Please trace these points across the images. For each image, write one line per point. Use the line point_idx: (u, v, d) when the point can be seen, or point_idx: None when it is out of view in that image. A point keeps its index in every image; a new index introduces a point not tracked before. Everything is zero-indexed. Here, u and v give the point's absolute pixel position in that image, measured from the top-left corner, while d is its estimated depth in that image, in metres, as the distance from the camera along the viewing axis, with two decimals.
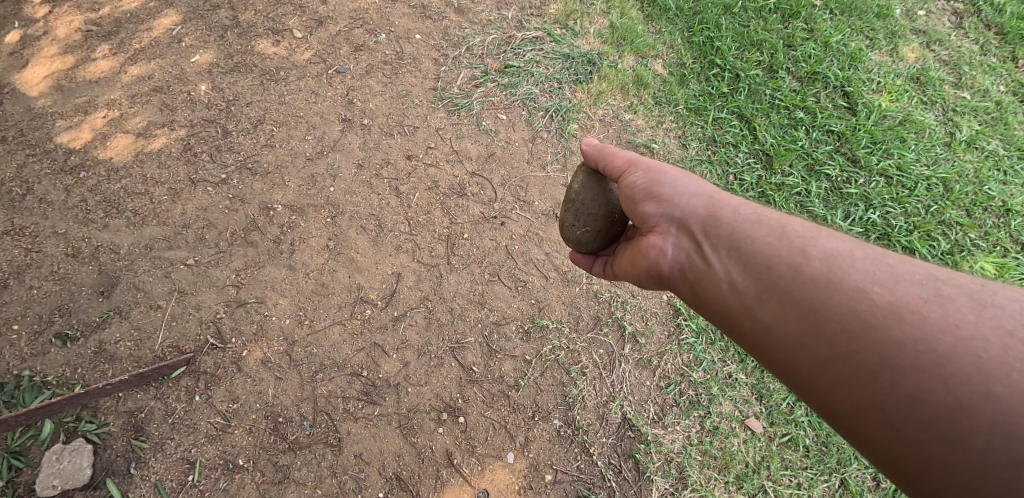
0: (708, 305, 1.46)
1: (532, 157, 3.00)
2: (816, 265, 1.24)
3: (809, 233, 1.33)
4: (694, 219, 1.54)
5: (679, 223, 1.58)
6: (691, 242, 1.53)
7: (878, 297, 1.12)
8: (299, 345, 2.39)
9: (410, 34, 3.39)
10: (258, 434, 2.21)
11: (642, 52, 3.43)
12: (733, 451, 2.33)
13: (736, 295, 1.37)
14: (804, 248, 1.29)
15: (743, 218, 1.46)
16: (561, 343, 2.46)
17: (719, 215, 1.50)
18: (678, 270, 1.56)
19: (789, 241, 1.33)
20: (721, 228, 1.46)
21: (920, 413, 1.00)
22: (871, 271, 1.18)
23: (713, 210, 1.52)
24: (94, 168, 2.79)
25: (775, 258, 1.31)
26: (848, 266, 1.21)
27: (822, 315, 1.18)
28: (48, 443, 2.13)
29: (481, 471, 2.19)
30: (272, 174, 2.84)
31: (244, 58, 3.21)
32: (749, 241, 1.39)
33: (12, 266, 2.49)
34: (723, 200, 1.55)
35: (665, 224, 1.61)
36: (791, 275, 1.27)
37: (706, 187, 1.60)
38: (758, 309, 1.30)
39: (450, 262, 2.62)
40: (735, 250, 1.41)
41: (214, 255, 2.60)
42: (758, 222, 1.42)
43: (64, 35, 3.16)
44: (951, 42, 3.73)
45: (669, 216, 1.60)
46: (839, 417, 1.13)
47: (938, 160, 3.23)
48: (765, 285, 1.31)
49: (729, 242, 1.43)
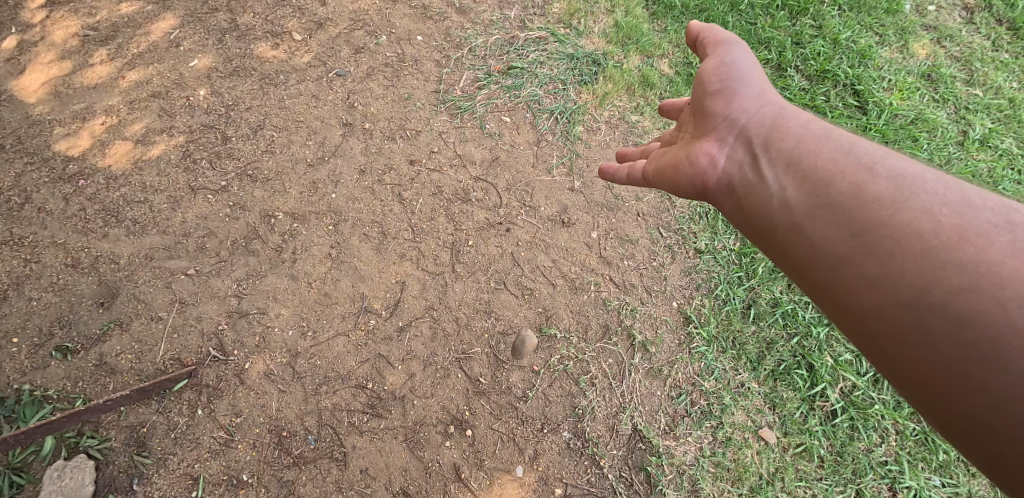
0: (754, 220, 1.42)
1: (537, 161, 2.93)
2: (881, 182, 1.20)
3: (877, 154, 1.29)
4: (757, 133, 1.49)
5: (739, 134, 1.54)
6: (748, 155, 1.48)
7: (946, 220, 1.09)
8: (303, 357, 2.35)
9: (411, 36, 3.33)
10: (263, 449, 2.17)
11: (648, 52, 3.36)
12: (746, 462, 2.30)
13: (787, 210, 1.32)
14: (871, 167, 1.25)
15: (809, 134, 1.42)
16: (570, 353, 2.40)
17: (783, 134, 1.45)
18: (726, 184, 1.51)
19: (854, 160, 1.28)
20: (784, 146, 1.42)
21: (967, 332, 0.97)
22: (938, 192, 1.14)
23: (779, 128, 1.48)
24: (93, 176, 2.74)
25: (838, 175, 1.27)
26: (916, 187, 1.17)
27: (880, 233, 1.13)
28: (50, 459, 2.09)
29: (489, 485, 2.15)
30: (272, 181, 2.79)
31: (243, 62, 3.16)
32: (813, 157, 1.35)
33: (11, 277, 2.45)
34: (789, 118, 1.51)
35: (725, 135, 1.56)
36: (852, 189, 1.23)
37: (775, 106, 1.55)
38: (810, 226, 1.26)
39: (455, 270, 2.57)
40: (795, 168, 1.36)
41: (215, 265, 2.55)
42: (822, 141, 1.38)
43: (61, 41, 3.11)
44: (962, 38, 3.66)
45: (733, 127, 1.56)
46: (875, 336, 1.10)
47: (951, 160, 3.17)
48: (821, 201, 1.26)
49: (790, 160, 1.38)
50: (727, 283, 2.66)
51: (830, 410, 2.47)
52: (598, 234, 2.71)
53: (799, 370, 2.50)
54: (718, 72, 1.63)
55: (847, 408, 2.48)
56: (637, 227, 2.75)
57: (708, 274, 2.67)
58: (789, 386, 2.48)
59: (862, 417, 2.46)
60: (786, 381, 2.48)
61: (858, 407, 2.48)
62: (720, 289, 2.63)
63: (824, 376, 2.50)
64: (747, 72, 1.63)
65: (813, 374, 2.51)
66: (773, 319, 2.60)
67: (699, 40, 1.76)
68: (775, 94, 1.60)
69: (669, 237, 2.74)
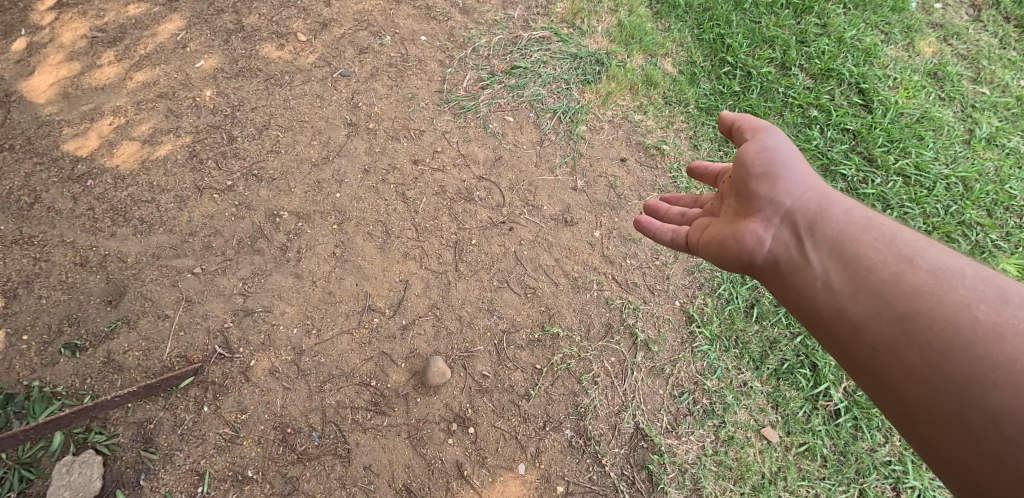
0: (797, 300, 1.47)
1: (540, 160, 2.94)
2: (921, 275, 1.27)
3: (917, 245, 1.34)
4: (802, 216, 1.54)
5: (785, 215, 1.58)
6: (793, 237, 1.53)
7: (984, 315, 1.15)
8: (307, 355, 2.37)
9: (415, 36, 3.35)
10: (267, 445, 2.19)
11: (651, 51, 3.37)
12: (749, 461, 2.30)
13: (830, 294, 1.38)
14: (911, 259, 1.31)
15: (851, 223, 1.47)
16: (572, 352, 2.41)
17: (827, 219, 1.50)
18: (771, 263, 1.56)
19: (896, 250, 1.34)
20: (827, 232, 1.47)
21: (1005, 429, 1.04)
22: (973, 286, 1.20)
23: (823, 213, 1.52)
24: (101, 176, 2.78)
25: (879, 265, 1.33)
26: (954, 280, 1.23)
27: (922, 323, 1.20)
28: (59, 454, 2.13)
29: (492, 482, 2.16)
30: (277, 180, 2.81)
31: (249, 62, 3.18)
32: (855, 245, 1.41)
33: (22, 276, 2.50)
34: (832, 203, 1.56)
35: (770, 214, 1.60)
36: (892, 279, 1.29)
37: (818, 188, 1.60)
38: (851, 310, 1.32)
39: (458, 269, 2.58)
40: (838, 254, 1.42)
41: (221, 264, 2.58)
42: (865, 228, 1.44)
43: (70, 42, 3.15)
44: (969, 35, 3.64)
45: (777, 207, 1.59)
46: (917, 419, 1.17)
47: (957, 158, 3.15)
48: (863, 288, 1.33)
49: (833, 245, 1.44)
50: (730, 282, 2.65)
51: (833, 409, 2.46)
52: (601, 233, 2.71)
53: (802, 369, 2.50)
54: (758, 154, 1.65)
55: (851, 408, 2.47)
56: None
57: (711, 273, 2.67)
58: (792, 385, 2.47)
59: (866, 416, 2.46)
60: (789, 381, 2.48)
61: (863, 406, 2.48)
62: (723, 288, 2.63)
63: (827, 375, 2.50)
64: (788, 153, 1.65)
65: (816, 373, 2.50)
66: (776, 319, 2.60)
67: (732, 126, 1.78)
68: (817, 175, 1.63)
69: None
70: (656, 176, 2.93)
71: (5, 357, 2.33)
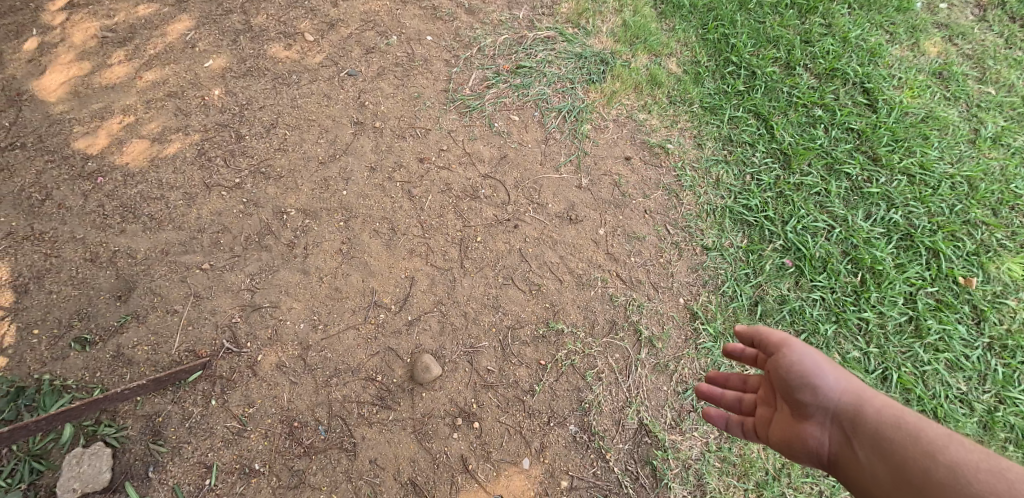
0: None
1: (545, 158, 2.95)
2: (943, 472, 1.29)
3: (943, 439, 1.36)
4: (840, 414, 1.55)
5: (828, 416, 1.57)
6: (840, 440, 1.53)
7: None
8: (314, 350, 2.39)
9: (421, 36, 3.37)
10: (274, 438, 2.21)
11: (655, 51, 3.38)
12: (753, 458, 2.30)
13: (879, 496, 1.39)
14: (936, 455, 1.33)
15: (884, 419, 1.48)
16: (576, 348, 2.42)
17: (862, 416, 1.52)
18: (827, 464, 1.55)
19: (923, 446, 1.36)
20: (864, 430, 1.49)
21: None
22: (994, 485, 1.23)
23: (857, 409, 1.54)
24: (111, 173, 2.81)
25: (912, 467, 1.35)
26: (976, 479, 1.25)
27: None
28: (69, 446, 2.15)
29: (496, 477, 2.17)
30: (285, 178, 2.84)
31: (257, 62, 3.22)
32: (891, 444, 1.42)
33: (33, 271, 2.53)
34: (866, 396, 1.56)
35: (814, 413, 1.59)
36: (925, 484, 1.31)
37: (851, 380, 1.60)
38: None
39: (463, 266, 2.60)
40: (878, 456, 1.43)
41: (229, 260, 2.61)
42: (896, 424, 1.45)
43: (80, 42, 3.20)
44: (975, 35, 3.64)
45: (818, 407, 1.59)
46: None
47: (962, 158, 3.16)
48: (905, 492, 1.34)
49: (870, 443, 1.46)
50: (734, 280, 2.67)
51: None
52: (606, 231, 2.73)
53: None
54: (790, 365, 1.64)
55: None
56: (644, 225, 2.77)
57: (715, 271, 2.68)
58: None
59: None
60: None
61: None
62: (727, 286, 2.64)
63: None
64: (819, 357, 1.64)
65: None
66: (781, 317, 2.63)
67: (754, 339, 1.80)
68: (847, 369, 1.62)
69: (676, 235, 2.76)
70: (660, 175, 2.94)
71: (17, 351, 2.37)
